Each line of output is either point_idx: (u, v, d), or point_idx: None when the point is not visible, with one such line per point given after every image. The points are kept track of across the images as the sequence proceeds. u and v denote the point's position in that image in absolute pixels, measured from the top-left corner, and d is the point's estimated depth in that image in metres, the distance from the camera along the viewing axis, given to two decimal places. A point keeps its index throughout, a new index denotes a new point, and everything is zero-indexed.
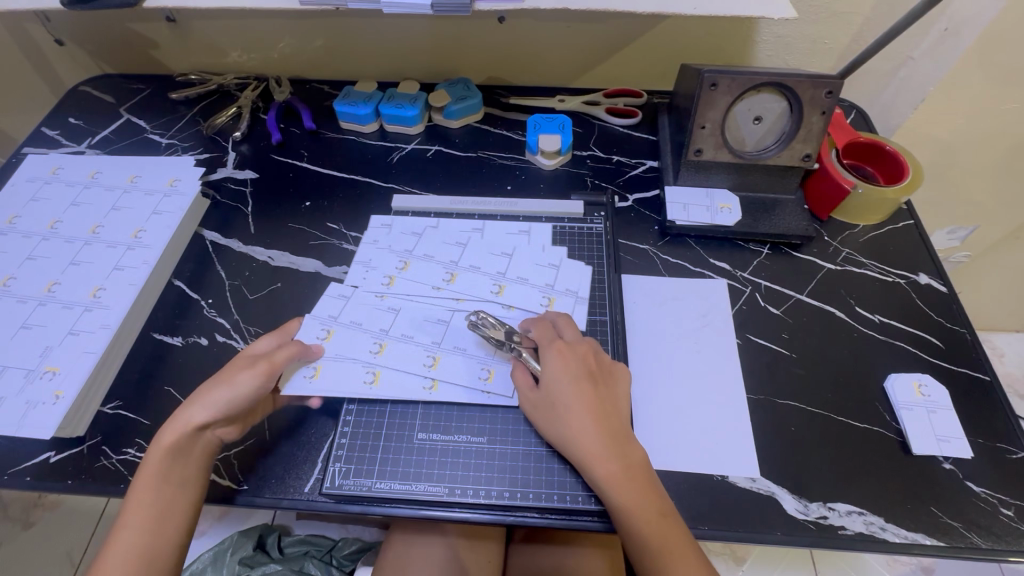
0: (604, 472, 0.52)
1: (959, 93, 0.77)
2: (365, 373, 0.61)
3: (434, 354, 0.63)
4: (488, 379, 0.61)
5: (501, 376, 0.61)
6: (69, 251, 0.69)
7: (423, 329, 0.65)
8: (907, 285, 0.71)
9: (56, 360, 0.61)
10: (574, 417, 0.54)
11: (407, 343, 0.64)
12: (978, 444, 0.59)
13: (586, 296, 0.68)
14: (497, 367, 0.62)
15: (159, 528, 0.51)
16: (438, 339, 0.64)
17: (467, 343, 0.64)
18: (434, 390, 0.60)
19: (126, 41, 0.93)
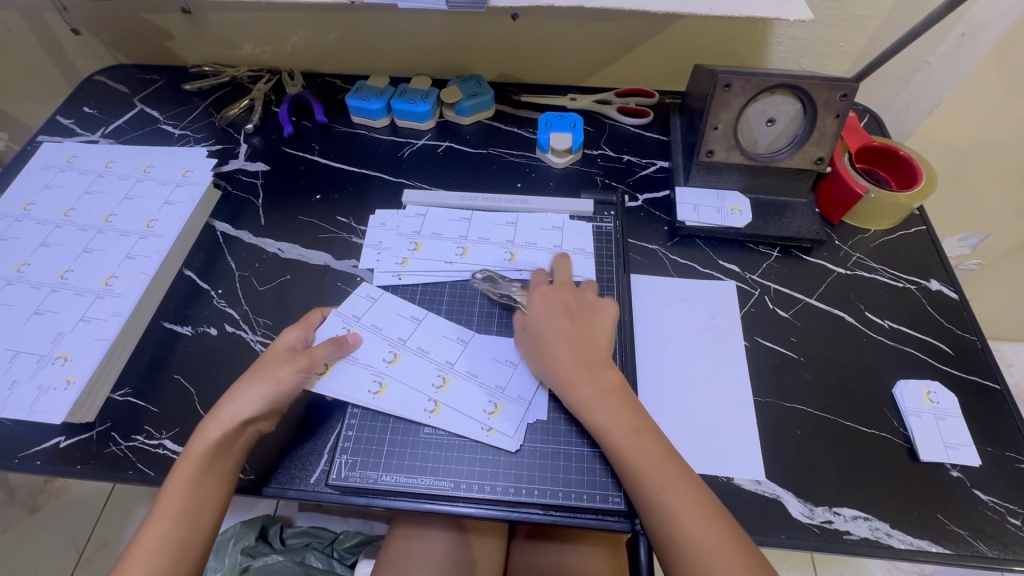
0: (579, 396, 0.56)
1: (975, 99, 0.76)
2: (373, 383, 0.61)
3: (443, 375, 0.62)
4: (492, 412, 0.59)
5: (505, 413, 0.59)
6: (82, 239, 0.70)
7: (437, 347, 0.64)
8: (917, 291, 0.70)
9: (68, 346, 0.61)
10: (551, 348, 0.58)
11: (418, 360, 0.63)
12: (986, 452, 0.59)
13: (592, 251, 0.72)
14: (504, 403, 0.60)
15: (192, 521, 0.51)
16: (451, 360, 0.63)
17: (481, 373, 0.62)
18: (434, 415, 0.59)
19: (142, 31, 0.93)
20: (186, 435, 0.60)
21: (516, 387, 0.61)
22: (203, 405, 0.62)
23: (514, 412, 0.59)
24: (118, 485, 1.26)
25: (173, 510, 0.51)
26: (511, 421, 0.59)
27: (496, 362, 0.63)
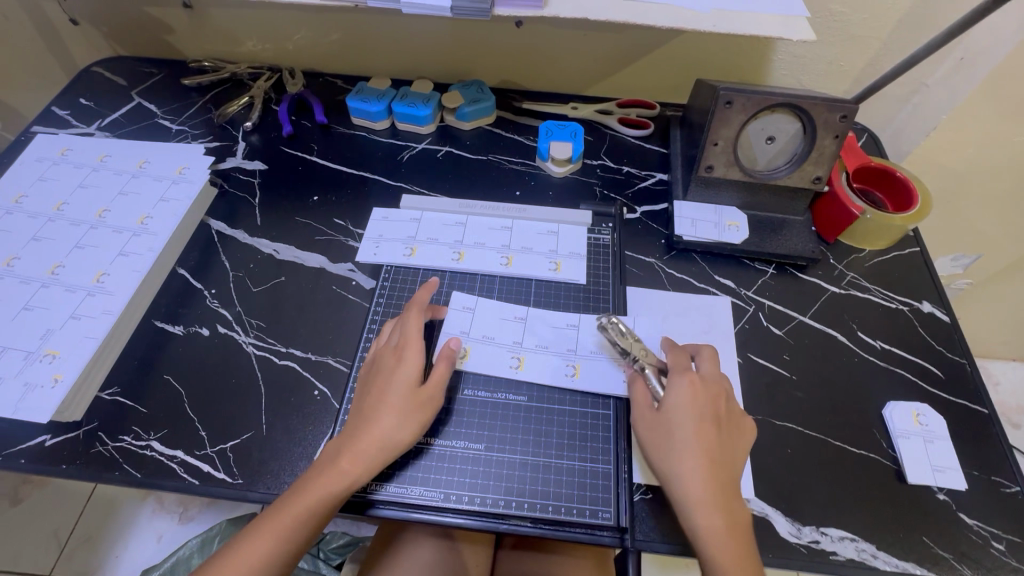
0: (706, 520, 0.49)
1: (971, 124, 0.77)
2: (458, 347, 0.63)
3: (518, 355, 0.64)
4: (575, 372, 0.62)
5: (588, 370, 0.63)
6: (75, 234, 0.69)
7: (538, 327, 0.66)
8: (909, 312, 0.71)
9: (57, 343, 0.61)
10: (686, 456, 0.51)
11: (490, 346, 0.64)
12: (973, 476, 0.59)
13: (584, 254, 0.73)
14: (583, 363, 0.63)
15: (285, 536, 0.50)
16: (520, 339, 0.65)
17: (551, 345, 0.64)
18: (519, 370, 0.63)
19: (141, 24, 0.92)
20: (174, 437, 0.60)
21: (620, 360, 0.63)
22: (193, 407, 0.62)
23: (592, 365, 0.63)
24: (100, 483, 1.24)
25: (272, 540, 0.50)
26: (595, 378, 0.62)
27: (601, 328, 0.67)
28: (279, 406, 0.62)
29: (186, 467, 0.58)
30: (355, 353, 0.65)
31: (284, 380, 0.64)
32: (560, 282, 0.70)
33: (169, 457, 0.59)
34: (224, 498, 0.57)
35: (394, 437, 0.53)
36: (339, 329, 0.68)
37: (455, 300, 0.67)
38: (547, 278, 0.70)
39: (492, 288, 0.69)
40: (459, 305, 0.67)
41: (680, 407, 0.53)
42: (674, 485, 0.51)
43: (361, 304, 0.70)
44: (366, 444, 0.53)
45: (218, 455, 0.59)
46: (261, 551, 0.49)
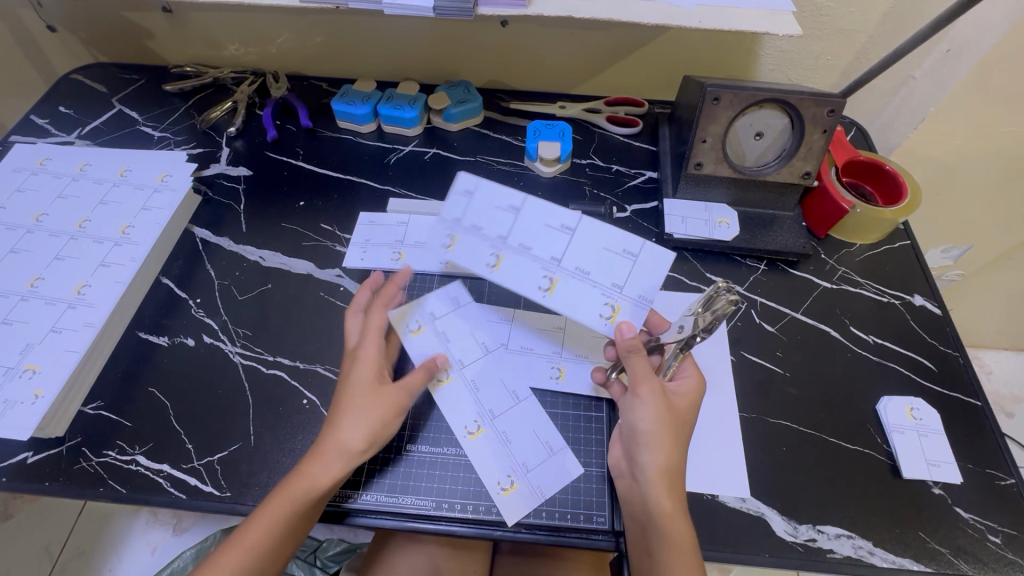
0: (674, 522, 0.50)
1: (958, 117, 0.77)
2: (444, 236, 0.59)
3: (498, 253, 0.58)
4: (612, 317, 0.56)
5: (626, 315, 0.56)
6: (54, 245, 0.68)
7: (528, 228, 0.58)
8: (901, 306, 0.71)
9: (37, 358, 0.59)
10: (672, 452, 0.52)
11: (473, 237, 0.58)
12: (967, 469, 0.59)
13: None
14: (624, 305, 0.56)
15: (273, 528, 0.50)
16: (504, 235, 0.58)
17: (535, 245, 0.57)
18: (549, 295, 0.57)
19: (120, 29, 0.91)
20: (160, 450, 0.59)
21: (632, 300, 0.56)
22: (179, 419, 0.61)
23: (637, 311, 0.56)
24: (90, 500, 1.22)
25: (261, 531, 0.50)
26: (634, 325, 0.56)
27: (606, 252, 0.57)
28: (268, 417, 0.61)
29: (173, 481, 0.57)
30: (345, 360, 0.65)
31: (272, 389, 0.63)
32: None
33: (155, 471, 0.58)
34: (212, 513, 0.56)
35: (349, 442, 0.52)
36: (327, 336, 0.67)
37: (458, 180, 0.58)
38: None
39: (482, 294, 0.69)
40: (460, 187, 0.58)
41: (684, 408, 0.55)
42: (652, 473, 0.51)
43: None
44: (341, 430, 0.53)
45: (206, 468, 0.58)
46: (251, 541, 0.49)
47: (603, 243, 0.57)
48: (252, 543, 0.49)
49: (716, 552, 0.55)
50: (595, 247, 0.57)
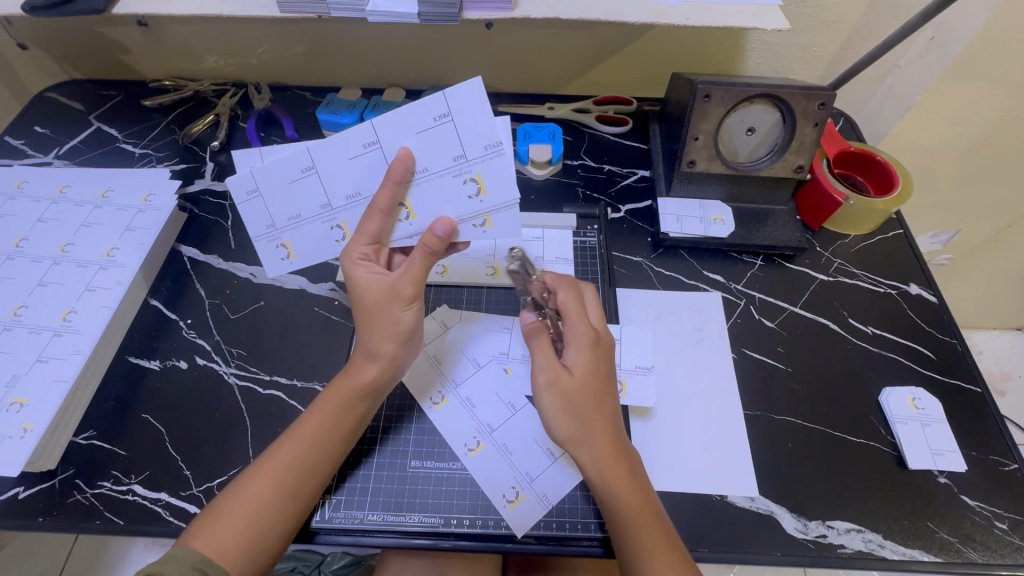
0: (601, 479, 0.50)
1: (945, 105, 0.77)
2: (279, 249, 0.58)
3: (336, 222, 0.56)
4: (480, 190, 0.54)
5: (490, 176, 0.53)
6: (36, 271, 0.66)
7: (336, 174, 0.54)
8: (898, 296, 0.71)
9: (24, 390, 0.57)
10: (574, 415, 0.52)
11: (305, 224, 0.57)
12: (971, 456, 0.59)
13: (571, 259, 0.72)
14: (480, 170, 0.53)
15: (284, 482, 0.49)
16: (328, 203, 0.55)
17: (364, 187, 0.55)
18: (414, 219, 0.55)
19: (95, 45, 0.89)
20: (157, 478, 0.57)
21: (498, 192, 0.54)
22: (175, 445, 0.59)
23: (494, 165, 0.53)
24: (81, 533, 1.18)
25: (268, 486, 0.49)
26: (500, 182, 0.54)
27: (430, 134, 0.51)
28: (267, 438, 0.60)
29: (172, 510, 0.55)
30: None
31: (271, 410, 0.62)
32: None
33: (153, 500, 0.56)
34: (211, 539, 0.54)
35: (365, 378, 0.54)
36: (323, 352, 0.65)
37: (233, 189, 0.54)
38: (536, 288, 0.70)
39: (480, 302, 0.68)
40: (243, 192, 0.55)
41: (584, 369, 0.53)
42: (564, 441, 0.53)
43: (346, 324, 0.68)
44: (359, 359, 0.54)
45: (205, 494, 0.56)
46: (258, 497, 0.48)
47: (412, 128, 0.51)
48: (260, 498, 0.48)
49: (728, 553, 0.54)
50: (409, 138, 0.52)
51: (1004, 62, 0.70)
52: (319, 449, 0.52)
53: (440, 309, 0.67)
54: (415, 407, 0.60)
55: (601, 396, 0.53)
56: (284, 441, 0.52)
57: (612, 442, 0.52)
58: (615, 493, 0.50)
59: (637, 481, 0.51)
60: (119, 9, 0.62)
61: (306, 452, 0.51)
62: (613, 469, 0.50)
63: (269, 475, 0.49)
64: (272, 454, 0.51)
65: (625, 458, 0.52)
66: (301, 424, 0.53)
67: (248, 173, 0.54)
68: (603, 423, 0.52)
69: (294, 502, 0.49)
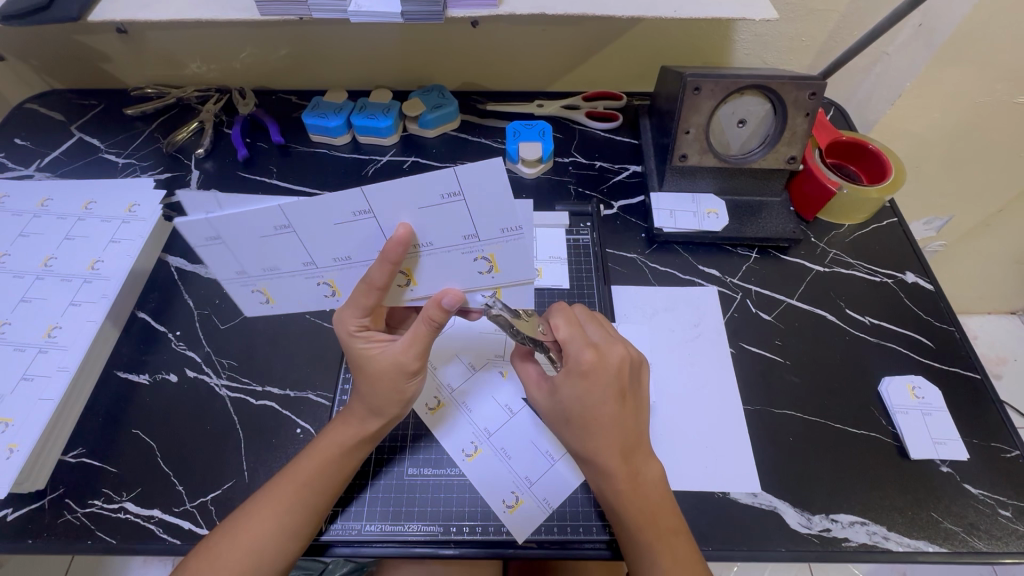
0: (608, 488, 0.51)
1: (936, 92, 0.77)
2: (255, 296, 0.53)
3: (322, 279, 0.52)
4: (491, 268, 0.50)
5: (503, 256, 0.49)
6: (19, 287, 0.64)
7: (320, 236, 0.48)
8: (894, 285, 0.70)
9: (9, 410, 0.56)
10: (576, 432, 0.52)
11: (286, 277, 0.51)
12: (973, 444, 0.59)
13: (565, 257, 0.71)
14: (494, 251, 0.48)
15: (283, 520, 0.49)
16: (310, 262, 0.50)
17: (352, 251, 0.49)
18: (416, 286, 0.51)
19: (75, 54, 0.87)
20: (149, 495, 0.56)
21: (510, 268, 0.50)
22: (166, 460, 0.58)
23: (508, 248, 0.48)
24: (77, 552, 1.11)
25: (266, 524, 0.48)
26: (514, 259, 0.49)
27: (441, 213, 0.45)
28: (261, 450, 0.58)
29: (166, 527, 0.54)
30: (337, 385, 0.62)
31: (264, 420, 0.60)
32: (543, 289, 0.69)
33: (146, 518, 0.55)
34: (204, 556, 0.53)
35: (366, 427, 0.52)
36: (316, 360, 0.64)
37: (187, 238, 0.46)
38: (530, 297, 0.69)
39: None
40: (201, 239, 0.47)
41: (579, 391, 0.51)
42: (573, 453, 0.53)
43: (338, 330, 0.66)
44: (358, 414, 0.52)
45: (199, 509, 0.55)
46: (257, 535, 0.48)
47: (415, 203, 0.44)
48: (258, 537, 0.48)
49: (732, 551, 0.54)
50: (412, 213, 0.45)
51: (993, 47, 0.70)
52: (312, 494, 0.50)
53: None
54: (411, 411, 0.60)
55: (606, 415, 0.50)
56: (282, 478, 0.51)
57: (619, 459, 0.50)
58: (623, 505, 0.50)
59: (648, 491, 0.50)
60: (96, 16, 0.60)
61: (304, 491, 0.50)
62: (619, 484, 0.50)
63: (264, 518, 0.49)
64: (266, 498, 0.50)
65: (634, 471, 0.51)
66: (293, 473, 0.51)
67: (206, 222, 0.45)
68: (608, 441, 0.50)
69: (291, 542, 0.49)
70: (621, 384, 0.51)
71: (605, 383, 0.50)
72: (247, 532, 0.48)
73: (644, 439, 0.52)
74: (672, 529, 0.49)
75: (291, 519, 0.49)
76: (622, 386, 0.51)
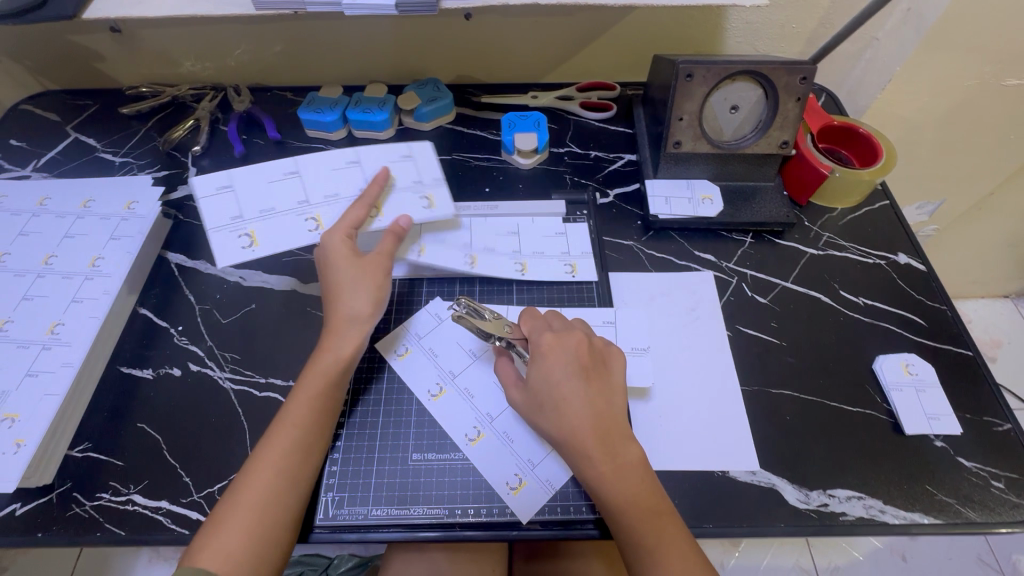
0: (591, 473, 0.51)
1: (925, 75, 0.78)
2: (242, 239, 0.60)
3: (310, 215, 0.62)
4: (431, 201, 0.64)
5: (440, 194, 0.65)
6: (21, 286, 0.65)
7: (314, 178, 0.64)
8: (887, 266, 0.71)
9: (14, 406, 0.56)
10: (550, 416, 0.53)
11: (275, 217, 0.62)
12: (965, 419, 0.60)
13: (588, 251, 0.72)
14: (434, 189, 0.65)
15: (280, 469, 0.50)
16: (302, 199, 0.62)
17: (337, 190, 0.63)
18: (382, 215, 0.63)
19: (67, 54, 0.87)
20: (157, 487, 0.57)
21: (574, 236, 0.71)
22: (172, 451, 0.59)
23: (443, 185, 0.66)
24: (85, 549, 1.11)
25: (266, 478, 0.50)
26: (448, 195, 0.66)
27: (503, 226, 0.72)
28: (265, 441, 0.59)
29: (174, 518, 0.55)
30: None
31: (267, 412, 0.61)
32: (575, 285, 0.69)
33: (153, 510, 0.55)
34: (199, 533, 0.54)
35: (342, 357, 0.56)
36: None
37: (203, 186, 0.61)
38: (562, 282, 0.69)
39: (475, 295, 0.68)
40: (212, 190, 0.61)
41: (548, 374, 0.53)
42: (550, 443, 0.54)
43: None
44: (333, 338, 0.56)
45: (205, 499, 0.56)
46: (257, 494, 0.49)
47: (388, 158, 0.66)
48: (259, 492, 0.49)
49: (732, 528, 0.55)
50: (383, 165, 0.65)
51: (979, 30, 0.71)
52: (292, 456, 0.51)
53: (435, 303, 0.67)
54: (413, 397, 0.61)
55: (572, 391, 0.52)
56: (275, 429, 0.52)
57: (593, 438, 0.51)
58: (604, 488, 0.51)
59: (627, 473, 0.51)
60: (91, 13, 0.61)
61: (296, 436, 0.52)
62: (598, 466, 0.51)
63: (264, 473, 0.50)
64: (265, 449, 0.51)
65: (612, 451, 0.51)
66: (273, 441, 0.52)
67: (223, 172, 0.62)
68: (580, 420, 0.52)
69: (285, 508, 0.49)
70: (584, 364, 0.54)
71: (566, 360, 0.54)
72: (251, 489, 0.49)
73: (619, 421, 0.53)
74: (657, 510, 0.50)
75: (281, 482, 0.50)
76: (584, 364, 0.54)
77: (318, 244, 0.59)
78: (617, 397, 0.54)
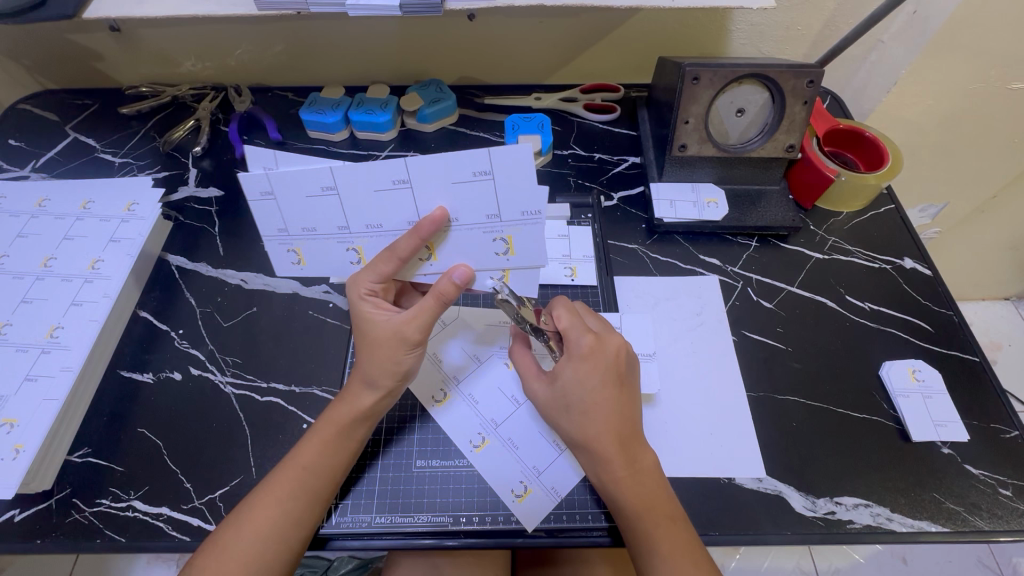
0: (610, 476, 0.51)
1: (931, 79, 0.77)
2: (288, 255, 0.55)
3: (352, 245, 0.53)
4: (508, 250, 0.52)
5: (521, 240, 0.51)
6: (19, 288, 0.64)
7: (358, 201, 0.50)
8: (893, 271, 0.71)
9: (13, 410, 0.56)
10: (577, 417, 0.52)
11: (319, 239, 0.53)
12: (972, 426, 0.60)
13: (593, 255, 0.71)
14: (513, 233, 0.50)
15: (288, 509, 0.49)
16: (344, 225, 0.52)
17: (383, 220, 0.51)
18: (436, 261, 0.53)
19: (67, 53, 0.86)
20: (157, 493, 0.56)
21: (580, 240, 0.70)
22: (173, 457, 0.58)
23: (527, 232, 0.51)
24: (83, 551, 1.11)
25: (272, 514, 0.49)
26: (531, 244, 0.52)
27: None
28: (267, 446, 0.58)
29: (174, 524, 0.54)
30: (342, 378, 0.63)
31: (268, 417, 0.60)
32: (577, 289, 0.69)
33: (154, 516, 0.55)
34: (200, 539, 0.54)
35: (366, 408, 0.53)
36: (321, 355, 0.64)
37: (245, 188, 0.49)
38: (564, 286, 0.69)
39: (478, 298, 0.67)
40: (256, 193, 0.50)
41: (581, 377, 0.52)
42: (570, 442, 0.54)
43: (342, 326, 0.66)
44: (355, 387, 0.53)
45: (206, 505, 0.55)
46: (262, 529, 0.48)
47: (448, 178, 0.48)
48: (265, 526, 0.48)
49: (738, 536, 0.54)
50: (444, 190, 0.48)
51: (986, 34, 0.70)
52: (299, 497, 0.50)
53: None
54: (416, 403, 0.60)
55: (603, 398, 0.52)
56: (285, 467, 0.51)
57: (616, 445, 0.51)
58: (620, 493, 0.51)
59: (646, 481, 0.51)
60: (90, 13, 0.60)
61: (306, 477, 0.50)
62: (617, 471, 0.51)
63: (270, 506, 0.49)
64: (273, 484, 0.50)
65: (632, 458, 0.51)
66: (266, 488, 0.50)
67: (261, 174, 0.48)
68: (607, 424, 0.51)
69: (280, 549, 0.48)
70: (618, 370, 0.53)
71: (603, 367, 0.52)
72: (257, 523, 0.48)
73: (641, 428, 0.53)
74: (671, 517, 0.50)
75: (269, 534, 0.48)
76: (618, 371, 0.53)
77: (352, 288, 0.52)
78: (640, 405, 0.54)
